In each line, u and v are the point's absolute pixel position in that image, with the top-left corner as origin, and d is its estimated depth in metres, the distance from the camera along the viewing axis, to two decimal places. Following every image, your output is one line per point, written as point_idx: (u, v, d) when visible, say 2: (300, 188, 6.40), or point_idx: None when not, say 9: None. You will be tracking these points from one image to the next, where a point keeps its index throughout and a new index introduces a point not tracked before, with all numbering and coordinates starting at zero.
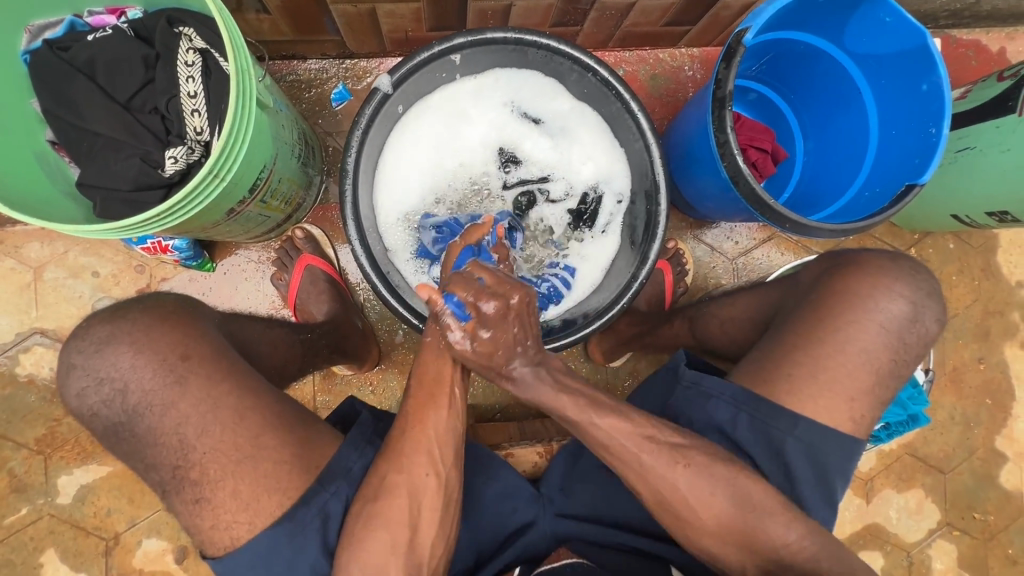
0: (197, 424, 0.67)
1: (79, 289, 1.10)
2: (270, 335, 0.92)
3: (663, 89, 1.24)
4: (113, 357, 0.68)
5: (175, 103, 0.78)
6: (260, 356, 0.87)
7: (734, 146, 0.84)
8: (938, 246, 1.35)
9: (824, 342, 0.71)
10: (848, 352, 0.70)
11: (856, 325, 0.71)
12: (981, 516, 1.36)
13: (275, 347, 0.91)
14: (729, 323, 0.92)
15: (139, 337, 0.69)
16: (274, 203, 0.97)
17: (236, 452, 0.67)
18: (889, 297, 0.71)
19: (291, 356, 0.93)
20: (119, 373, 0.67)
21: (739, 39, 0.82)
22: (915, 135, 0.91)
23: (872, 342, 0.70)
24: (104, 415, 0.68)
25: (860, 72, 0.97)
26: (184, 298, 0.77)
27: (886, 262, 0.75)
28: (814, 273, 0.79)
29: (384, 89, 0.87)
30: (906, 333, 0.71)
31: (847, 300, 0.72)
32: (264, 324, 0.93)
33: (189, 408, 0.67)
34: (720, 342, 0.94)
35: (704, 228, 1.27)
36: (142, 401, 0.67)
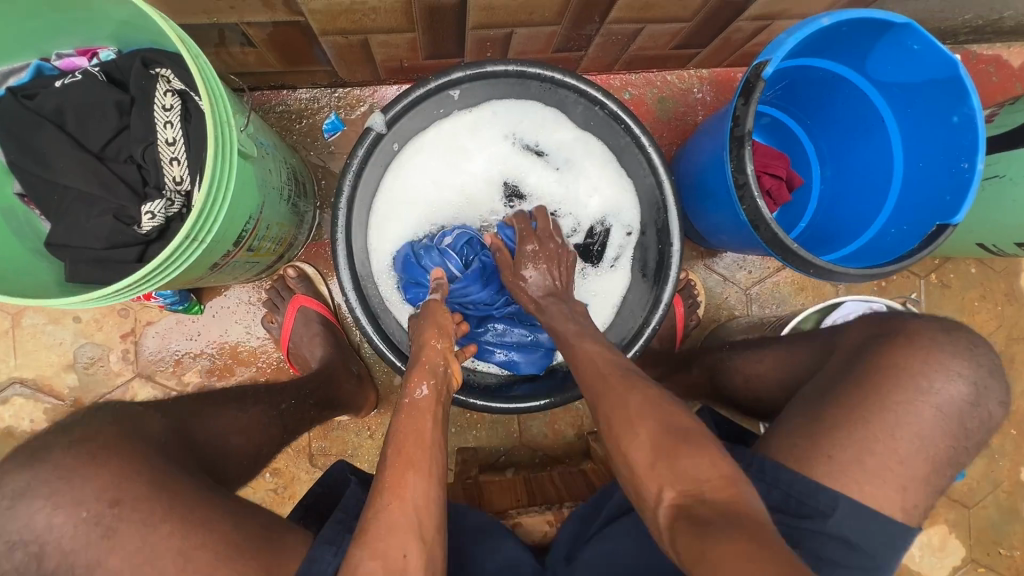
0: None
1: (60, 336, 1.05)
2: (244, 422, 0.79)
3: (671, 113, 1.18)
4: (28, 514, 0.55)
5: (152, 151, 0.72)
6: (226, 454, 0.74)
7: (755, 189, 0.78)
8: (960, 271, 1.29)
9: (872, 424, 0.61)
10: (901, 439, 0.60)
11: (908, 408, 0.61)
12: (1007, 552, 1.30)
13: (247, 437, 0.78)
14: (753, 379, 0.85)
15: (60, 486, 0.55)
16: (264, 248, 0.91)
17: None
18: (948, 379, 0.62)
19: (268, 438, 0.82)
20: (33, 535, 0.55)
21: (757, 72, 0.76)
22: (945, 170, 0.85)
23: (928, 429, 0.61)
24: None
25: (884, 100, 0.91)
26: (124, 411, 0.66)
27: (939, 336, 0.65)
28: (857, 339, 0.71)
29: (377, 129, 0.81)
30: (966, 418, 0.62)
31: (897, 377, 0.63)
32: (235, 410, 0.80)
33: (118, 564, 0.54)
34: (743, 396, 0.87)
35: (716, 257, 1.21)
36: (59, 566, 0.54)
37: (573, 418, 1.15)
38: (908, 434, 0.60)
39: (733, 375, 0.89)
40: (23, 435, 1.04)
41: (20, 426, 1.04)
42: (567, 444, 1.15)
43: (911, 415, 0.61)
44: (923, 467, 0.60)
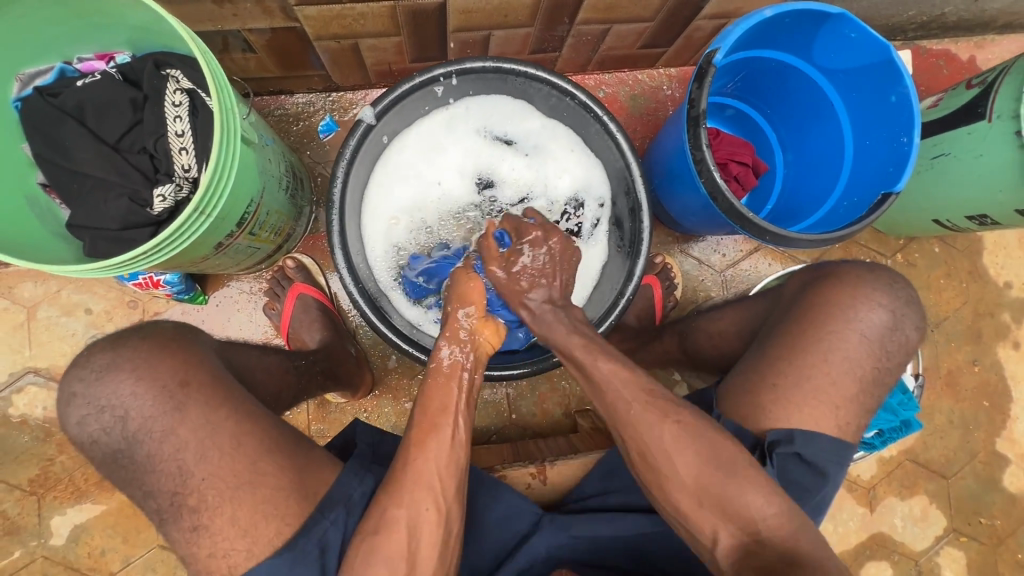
0: (196, 450, 0.68)
1: (72, 327, 1.11)
2: (265, 363, 0.92)
3: (643, 108, 1.27)
4: (113, 386, 0.69)
5: (163, 142, 0.80)
6: (257, 383, 0.87)
7: (711, 163, 0.86)
8: (924, 251, 1.36)
9: (811, 353, 0.75)
10: (833, 363, 0.74)
11: (840, 335, 0.75)
12: (988, 521, 1.35)
13: (269, 375, 0.91)
14: (716, 337, 0.96)
15: (140, 364, 0.70)
16: (264, 235, 0.98)
17: (234, 478, 0.68)
18: (870, 309, 0.76)
19: (286, 383, 0.94)
20: (119, 401, 0.69)
21: (709, 60, 0.85)
22: (888, 144, 0.93)
23: (856, 352, 0.74)
24: (103, 442, 0.69)
25: (831, 86, 1.00)
26: (182, 325, 0.79)
27: (864, 274, 0.80)
28: (799, 285, 0.84)
29: (367, 121, 0.89)
30: (887, 342, 0.76)
31: (830, 313, 0.76)
32: (258, 352, 0.94)
33: (188, 434, 0.68)
34: (709, 353, 0.98)
35: (691, 242, 1.28)
36: (141, 429, 0.68)
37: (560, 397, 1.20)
38: (839, 358, 0.74)
39: (699, 335, 1.00)
40: (37, 423, 1.10)
41: (34, 414, 1.10)
42: (554, 422, 1.19)
43: (842, 341, 0.75)
44: (855, 390, 0.74)
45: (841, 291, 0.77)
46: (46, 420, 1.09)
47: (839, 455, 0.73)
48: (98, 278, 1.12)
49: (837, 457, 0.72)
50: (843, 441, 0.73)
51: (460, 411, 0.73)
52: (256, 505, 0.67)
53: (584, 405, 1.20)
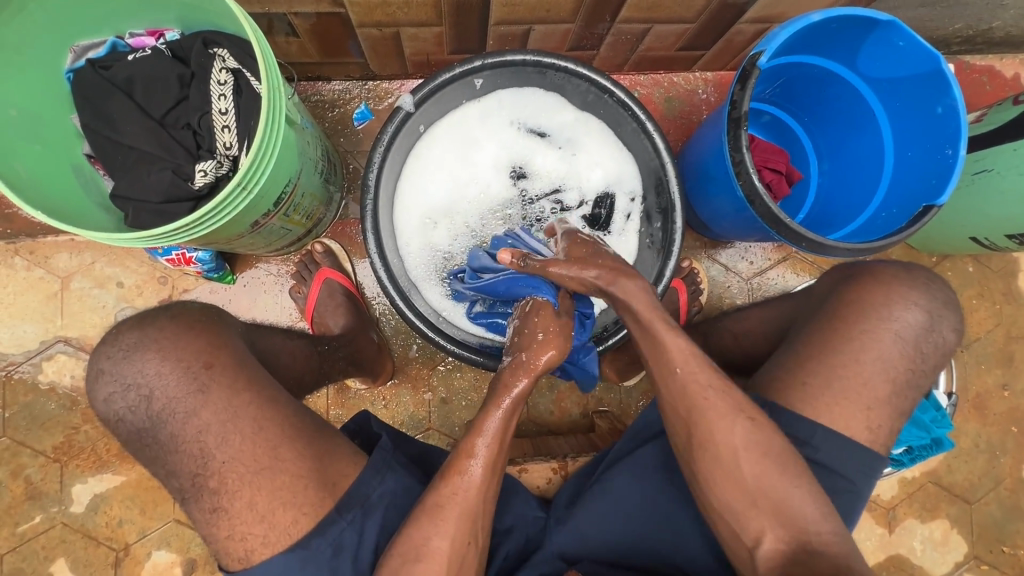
0: (217, 433, 0.69)
1: (104, 299, 1.13)
2: (289, 347, 0.95)
3: (677, 111, 1.26)
4: (140, 364, 0.71)
5: (207, 119, 0.81)
6: (278, 365, 0.90)
7: (750, 166, 0.85)
8: (957, 269, 1.33)
9: (843, 352, 0.74)
10: (866, 362, 0.73)
11: (873, 335, 0.74)
12: (1010, 550, 1.31)
13: (291, 360, 0.94)
14: (742, 336, 0.97)
15: (166, 345, 0.71)
16: (297, 217, 0.98)
17: (255, 463, 0.69)
18: (907, 310, 0.75)
19: (309, 367, 0.97)
20: (144, 380, 0.70)
21: (754, 61, 0.84)
22: (932, 156, 0.91)
23: (890, 353, 0.73)
24: (128, 421, 0.70)
25: (874, 94, 0.98)
26: (208, 307, 0.80)
27: (901, 274, 0.79)
28: (830, 284, 0.83)
29: (406, 108, 0.89)
30: (924, 343, 0.74)
31: (864, 311, 0.75)
32: (282, 336, 0.95)
33: (210, 416, 0.69)
34: (731, 352, 0.98)
35: (719, 248, 1.26)
36: (165, 409, 0.69)
37: (579, 397, 1.19)
38: (872, 358, 0.73)
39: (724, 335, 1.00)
40: (64, 391, 1.12)
41: (62, 383, 1.12)
42: (572, 422, 1.19)
43: (875, 341, 0.74)
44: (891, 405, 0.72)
45: (875, 290, 0.76)
46: (73, 388, 1.11)
47: (866, 466, 0.72)
48: (130, 253, 1.14)
49: (864, 469, 0.72)
50: (873, 453, 0.72)
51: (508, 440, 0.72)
52: (279, 487, 0.68)
53: (602, 406, 1.20)
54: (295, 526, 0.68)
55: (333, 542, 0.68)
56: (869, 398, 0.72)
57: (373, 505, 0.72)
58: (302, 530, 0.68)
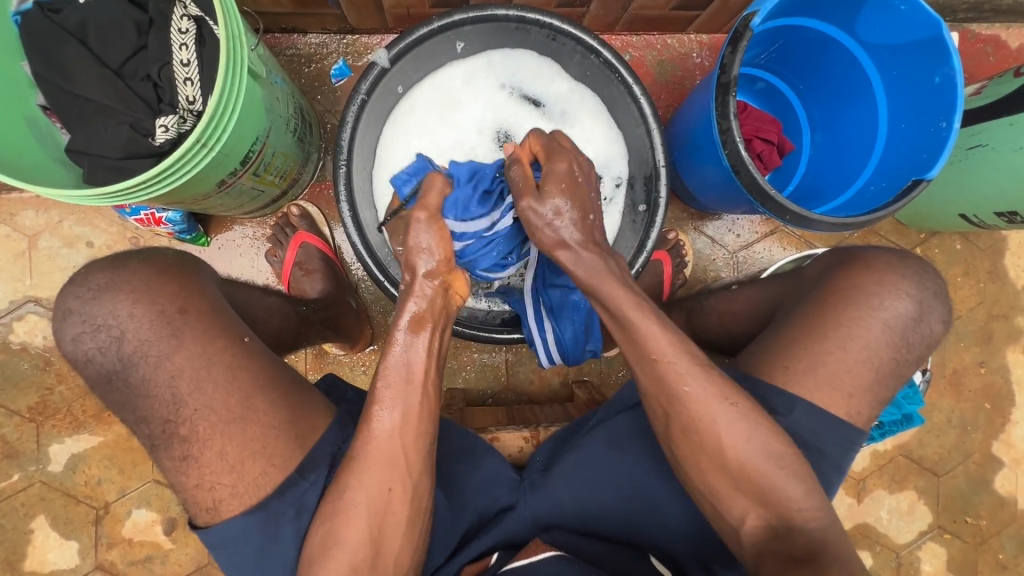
0: (191, 378, 0.67)
1: (73, 259, 1.10)
2: (267, 302, 0.92)
3: (670, 75, 1.21)
4: (110, 305, 0.68)
5: (167, 70, 0.76)
6: (257, 321, 0.87)
7: (737, 134, 0.81)
8: (945, 246, 1.33)
9: (829, 338, 0.70)
10: (852, 350, 0.69)
11: (861, 323, 0.70)
12: (973, 520, 1.35)
13: (270, 316, 0.90)
14: (727, 316, 0.92)
15: (138, 287, 0.69)
16: (269, 177, 0.95)
17: (228, 412, 0.67)
18: (897, 297, 0.71)
19: (286, 326, 0.93)
20: (116, 321, 0.67)
21: (746, 22, 0.79)
22: (924, 129, 0.88)
23: (876, 342, 0.70)
24: (97, 362, 0.67)
25: (871, 63, 0.95)
26: (182, 254, 0.77)
27: (893, 260, 0.74)
28: (819, 269, 0.78)
29: (381, 64, 0.85)
30: (911, 333, 0.71)
31: (853, 298, 0.71)
32: (261, 292, 0.92)
33: (183, 361, 0.67)
34: (716, 332, 0.94)
35: (706, 220, 1.25)
36: (137, 351, 0.67)
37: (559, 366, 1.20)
38: (858, 346, 0.69)
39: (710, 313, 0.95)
40: (36, 351, 1.10)
41: (34, 343, 1.10)
42: (551, 391, 1.20)
43: (863, 329, 0.70)
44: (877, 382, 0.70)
45: (866, 276, 0.72)
46: (46, 348, 1.10)
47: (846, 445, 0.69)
48: (99, 212, 1.10)
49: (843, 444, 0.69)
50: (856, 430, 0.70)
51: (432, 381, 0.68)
52: (248, 437, 0.67)
53: (582, 375, 1.20)
54: (264, 476, 0.66)
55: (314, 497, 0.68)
56: (848, 381, 0.68)
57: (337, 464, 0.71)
58: (271, 480, 0.67)
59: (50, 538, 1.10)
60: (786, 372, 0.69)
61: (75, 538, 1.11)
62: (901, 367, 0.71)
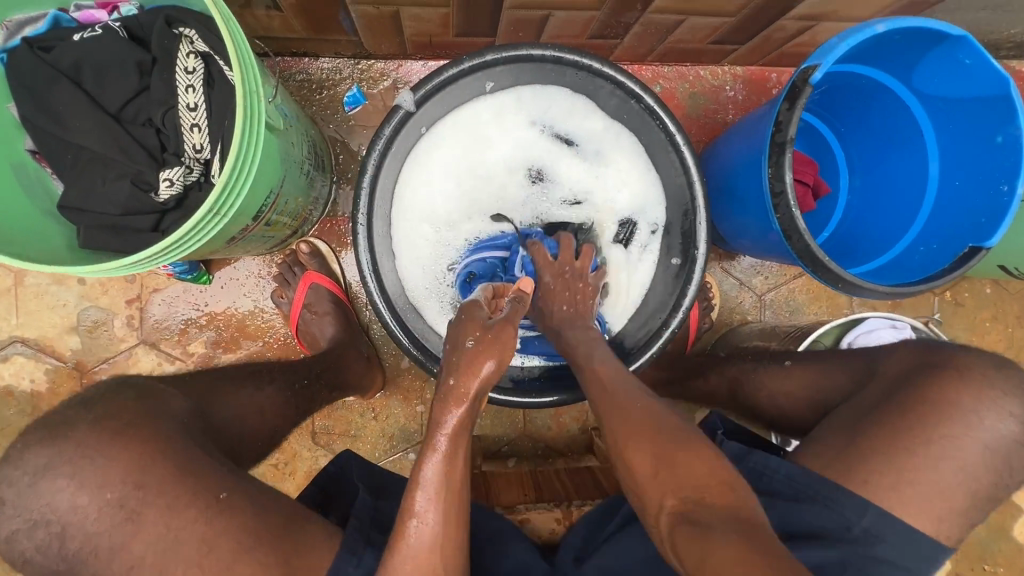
0: (155, 566, 0.56)
1: (63, 297, 1.02)
2: (259, 401, 0.80)
3: (701, 109, 1.15)
4: (48, 495, 0.56)
5: (172, 116, 0.69)
6: (241, 438, 0.75)
7: (791, 197, 0.76)
8: (974, 290, 1.29)
9: (917, 454, 0.62)
10: (945, 471, 0.62)
11: (955, 441, 0.62)
12: (991, 568, 1.33)
13: (263, 419, 0.79)
14: (779, 397, 0.85)
15: (82, 468, 0.56)
16: (280, 222, 0.88)
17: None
18: (999, 417, 0.63)
19: (283, 420, 0.83)
20: (56, 516, 0.56)
21: (805, 76, 0.73)
22: (980, 191, 0.83)
23: (972, 463, 0.62)
24: (38, 563, 0.57)
25: (924, 113, 0.89)
26: (143, 390, 0.66)
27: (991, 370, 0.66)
28: (901, 368, 0.70)
29: (405, 107, 0.78)
30: (1014, 457, 0.63)
31: (947, 413, 0.63)
32: (250, 390, 0.80)
33: (142, 548, 0.56)
34: (766, 411, 0.87)
35: (734, 260, 1.19)
36: (84, 546, 0.56)
37: (578, 412, 1.14)
38: (954, 467, 0.62)
39: (759, 388, 0.88)
40: (22, 395, 1.02)
41: (20, 386, 1.02)
42: (570, 438, 1.14)
43: (959, 449, 0.62)
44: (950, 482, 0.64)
45: (964, 389, 0.64)
46: (33, 392, 1.02)
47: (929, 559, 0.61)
48: None
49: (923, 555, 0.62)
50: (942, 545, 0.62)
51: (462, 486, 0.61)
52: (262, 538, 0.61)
53: None
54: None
55: None
56: (941, 504, 0.61)
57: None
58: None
59: None
60: (867, 486, 0.61)
61: None
62: (1000, 492, 0.63)
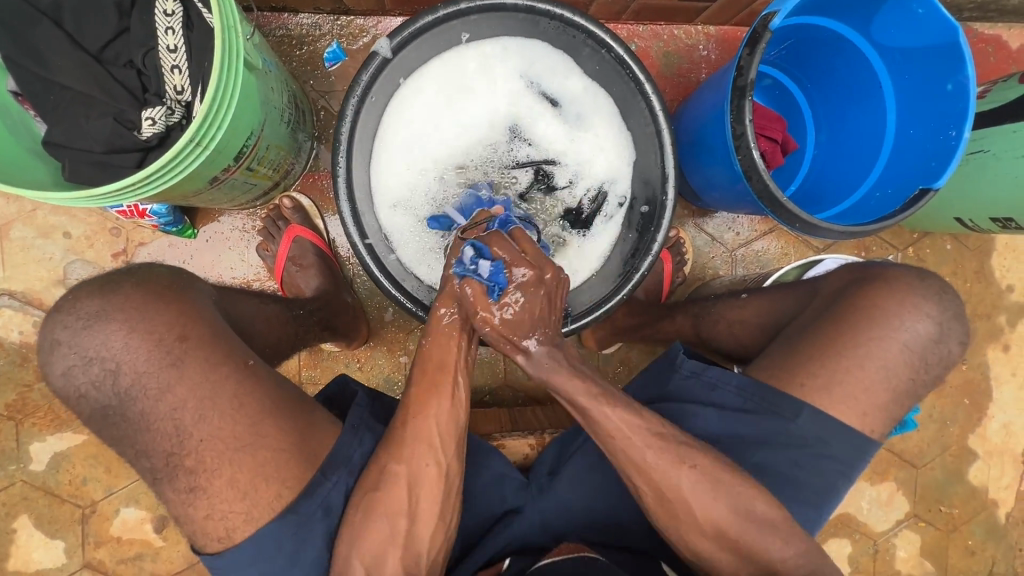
0: (196, 408, 0.63)
1: (50, 251, 1.04)
2: (265, 312, 0.89)
3: (676, 68, 1.18)
4: (104, 336, 0.62)
5: (152, 57, 0.71)
6: (254, 334, 0.83)
7: (751, 139, 0.80)
8: (935, 246, 1.35)
9: (844, 358, 0.68)
10: (868, 369, 0.68)
11: (878, 341, 0.68)
12: (947, 509, 1.41)
13: (269, 324, 0.87)
14: (735, 325, 0.89)
15: (132, 314, 0.63)
16: (262, 170, 0.90)
17: (235, 440, 0.63)
18: (917, 319, 0.68)
19: (284, 334, 0.90)
20: (111, 353, 0.62)
21: (766, 22, 0.77)
22: (933, 137, 0.88)
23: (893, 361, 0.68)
24: (92, 398, 0.62)
25: (882, 65, 0.93)
26: (178, 270, 0.72)
27: (913, 280, 0.71)
28: (837, 287, 0.76)
29: (382, 54, 0.80)
30: (930, 354, 0.69)
31: (870, 315, 0.69)
32: (256, 301, 0.89)
33: (186, 392, 0.63)
34: (726, 342, 0.91)
35: (707, 217, 1.24)
36: (135, 385, 0.62)
37: None
38: (875, 366, 0.67)
39: (717, 320, 0.92)
40: (11, 346, 1.05)
41: (9, 338, 1.04)
42: (549, 387, 1.19)
43: (877, 349, 0.68)
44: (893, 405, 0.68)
45: (886, 297, 0.69)
46: (22, 344, 1.04)
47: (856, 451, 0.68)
48: None
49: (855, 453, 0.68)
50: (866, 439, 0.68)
51: (461, 369, 0.70)
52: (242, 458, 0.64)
53: None
54: (284, 504, 0.64)
55: (318, 511, 0.66)
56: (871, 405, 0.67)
57: (354, 466, 0.69)
58: (292, 507, 0.65)
59: (33, 537, 1.07)
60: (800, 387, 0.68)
61: (61, 537, 1.08)
62: (918, 388, 0.69)
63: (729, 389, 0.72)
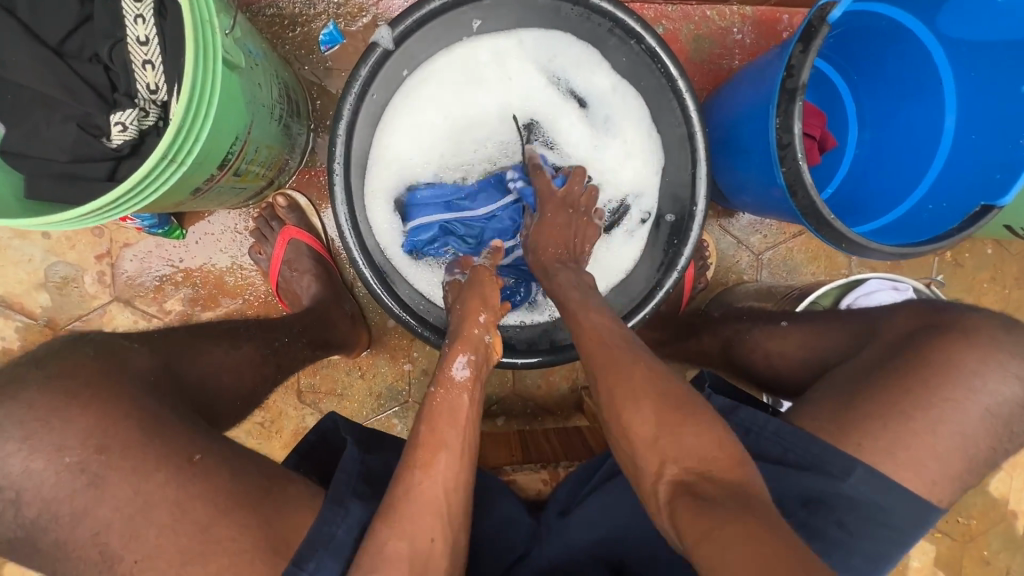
0: (123, 528, 0.54)
1: (29, 252, 0.97)
2: (234, 360, 0.78)
3: (707, 54, 1.07)
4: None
5: (120, 50, 0.62)
6: (217, 390, 0.74)
7: (800, 151, 0.71)
8: (976, 250, 1.26)
9: (913, 419, 0.60)
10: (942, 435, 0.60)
11: (956, 405, 0.60)
12: (965, 520, 1.36)
13: (238, 379, 0.77)
14: (774, 356, 0.83)
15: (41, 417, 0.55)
16: (251, 173, 0.82)
17: (178, 555, 0.54)
18: (1001, 380, 0.61)
19: (259, 376, 0.81)
20: (10, 479, 0.54)
21: (823, 15, 0.67)
22: (1001, 145, 0.79)
23: (972, 428, 0.60)
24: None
25: (945, 60, 0.83)
26: (106, 351, 0.63)
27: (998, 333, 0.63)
28: (903, 331, 0.68)
29: (383, 45, 0.71)
30: (1014, 422, 0.61)
31: (949, 375, 0.61)
32: (224, 347, 0.78)
33: (110, 512, 0.54)
34: (760, 371, 0.85)
35: (733, 217, 1.15)
36: (43, 514, 0.54)
37: (568, 371, 1.13)
38: (952, 433, 0.60)
39: (753, 348, 0.85)
40: None
41: None
42: (559, 397, 1.13)
43: (955, 413, 0.60)
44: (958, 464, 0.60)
45: (968, 352, 0.61)
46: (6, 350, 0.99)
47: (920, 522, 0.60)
48: None
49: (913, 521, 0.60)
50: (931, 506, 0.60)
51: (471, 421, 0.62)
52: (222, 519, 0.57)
53: None
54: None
55: None
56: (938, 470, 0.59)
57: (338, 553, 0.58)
58: None
59: None
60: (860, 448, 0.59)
61: None
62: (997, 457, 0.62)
63: (767, 434, 0.64)
